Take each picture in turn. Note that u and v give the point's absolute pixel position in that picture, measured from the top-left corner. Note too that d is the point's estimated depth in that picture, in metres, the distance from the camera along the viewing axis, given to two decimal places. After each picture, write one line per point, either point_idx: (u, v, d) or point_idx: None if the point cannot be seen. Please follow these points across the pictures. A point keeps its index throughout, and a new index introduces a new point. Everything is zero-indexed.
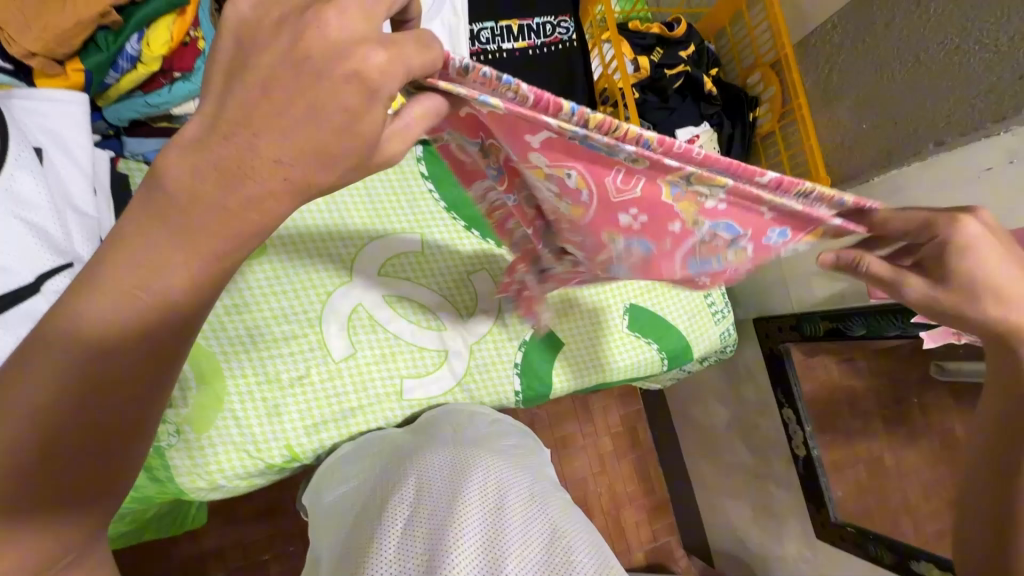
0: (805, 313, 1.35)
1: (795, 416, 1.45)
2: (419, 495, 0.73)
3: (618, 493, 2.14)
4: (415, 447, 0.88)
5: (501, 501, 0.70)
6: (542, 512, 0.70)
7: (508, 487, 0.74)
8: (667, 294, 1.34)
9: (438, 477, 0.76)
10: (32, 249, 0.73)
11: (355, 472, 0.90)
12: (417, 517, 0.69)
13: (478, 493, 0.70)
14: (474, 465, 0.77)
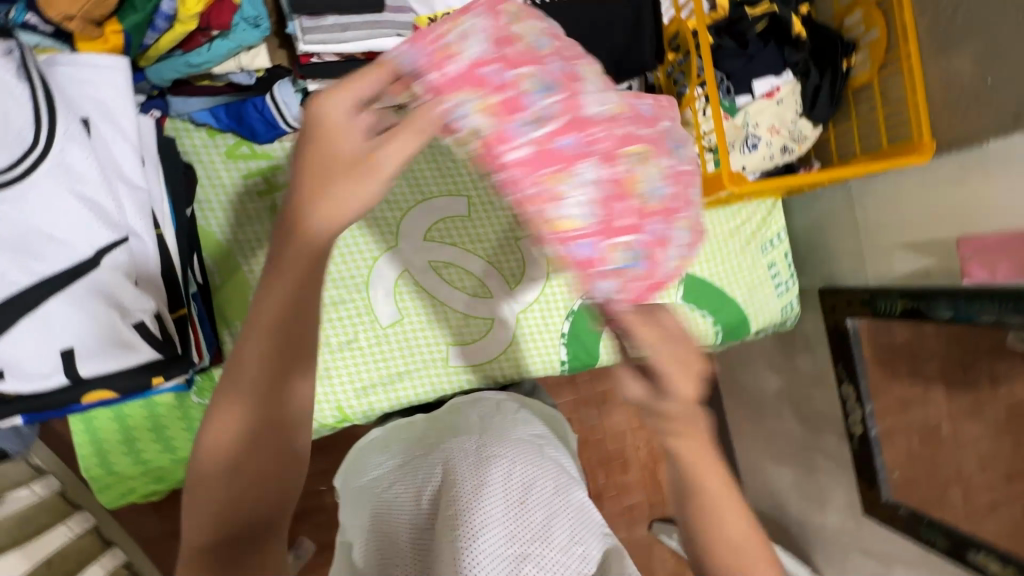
0: (880, 288, 1.23)
1: (855, 394, 1.37)
2: (445, 482, 0.76)
3: (657, 446, 2.16)
4: (445, 427, 0.90)
5: (524, 497, 0.73)
6: (564, 511, 0.74)
7: (526, 480, 0.76)
8: (726, 264, 1.25)
9: (462, 469, 0.76)
10: (86, 224, 0.74)
11: (384, 441, 0.94)
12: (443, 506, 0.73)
13: (500, 489, 0.73)
14: (501, 452, 0.78)
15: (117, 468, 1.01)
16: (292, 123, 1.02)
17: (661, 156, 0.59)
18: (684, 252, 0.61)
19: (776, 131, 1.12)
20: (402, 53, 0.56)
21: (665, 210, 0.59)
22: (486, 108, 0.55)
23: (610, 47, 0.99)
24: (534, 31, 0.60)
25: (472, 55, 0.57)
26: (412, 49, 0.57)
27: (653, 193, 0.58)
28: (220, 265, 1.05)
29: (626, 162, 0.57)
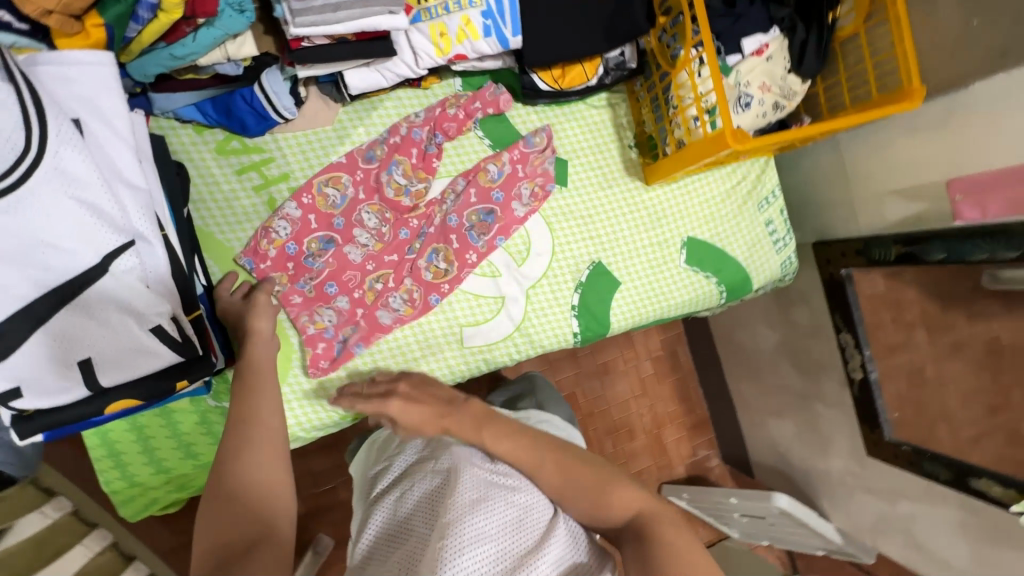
0: (874, 236, 1.27)
1: (853, 341, 1.41)
2: (435, 498, 0.72)
3: (660, 412, 2.21)
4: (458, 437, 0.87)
5: (512, 526, 0.68)
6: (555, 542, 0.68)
7: (519, 507, 0.70)
8: (726, 224, 1.27)
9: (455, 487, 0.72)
10: (91, 229, 0.71)
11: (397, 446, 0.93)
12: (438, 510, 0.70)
13: (489, 513, 0.68)
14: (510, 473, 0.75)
15: (139, 478, 1.00)
16: (283, 114, 0.99)
17: (457, 251, 1.11)
18: (404, 299, 1.09)
19: (767, 88, 1.13)
20: (330, 194, 1.06)
21: (422, 283, 1.10)
22: (374, 209, 1.08)
23: (601, 12, 0.98)
24: (368, 156, 1.08)
25: (347, 191, 1.07)
26: (328, 190, 1.06)
27: (383, 308, 1.08)
28: (222, 264, 1.02)
29: (371, 283, 1.08)
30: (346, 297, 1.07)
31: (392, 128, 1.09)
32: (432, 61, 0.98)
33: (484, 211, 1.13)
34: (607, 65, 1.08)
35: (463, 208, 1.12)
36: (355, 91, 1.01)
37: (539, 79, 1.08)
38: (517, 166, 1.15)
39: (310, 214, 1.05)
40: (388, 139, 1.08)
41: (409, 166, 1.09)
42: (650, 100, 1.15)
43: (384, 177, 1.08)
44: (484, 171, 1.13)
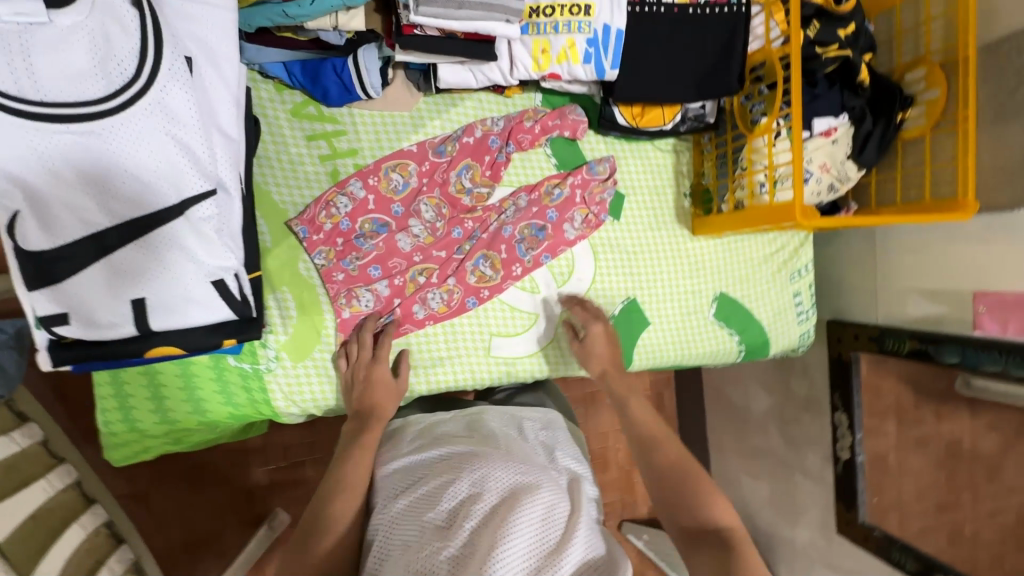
0: (889, 327, 1.32)
1: (848, 421, 1.46)
2: (461, 498, 0.73)
3: (634, 451, 2.26)
4: (473, 438, 0.89)
5: (544, 519, 0.69)
6: (585, 535, 0.70)
7: (546, 502, 0.72)
8: (756, 287, 1.30)
9: (480, 486, 0.74)
10: (179, 170, 0.69)
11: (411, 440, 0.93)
12: (461, 507, 0.71)
13: (521, 509, 0.69)
14: (529, 471, 0.77)
15: (141, 426, 0.95)
16: (368, 92, 0.99)
17: (504, 259, 1.11)
18: (443, 297, 1.08)
19: (826, 169, 1.17)
20: (394, 180, 1.05)
21: (463, 285, 1.09)
22: (432, 202, 1.07)
23: (696, 63, 1.01)
24: (439, 150, 1.08)
25: (412, 180, 1.07)
26: (393, 176, 1.05)
27: (418, 303, 1.06)
28: (272, 226, 1.01)
29: (412, 274, 1.06)
30: (387, 283, 1.05)
31: (467, 127, 1.09)
32: (526, 73, 0.99)
33: (537, 227, 1.13)
34: (686, 114, 1.11)
35: (520, 219, 1.12)
36: (443, 85, 1.01)
37: (619, 113, 1.09)
38: (578, 192, 1.15)
39: (372, 190, 1.04)
40: (462, 138, 1.08)
41: (478, 170, 1.09)
42: (716, 156, 1.18)
43: (453, 173, 1.08)
44: (545, 191, 1.14)
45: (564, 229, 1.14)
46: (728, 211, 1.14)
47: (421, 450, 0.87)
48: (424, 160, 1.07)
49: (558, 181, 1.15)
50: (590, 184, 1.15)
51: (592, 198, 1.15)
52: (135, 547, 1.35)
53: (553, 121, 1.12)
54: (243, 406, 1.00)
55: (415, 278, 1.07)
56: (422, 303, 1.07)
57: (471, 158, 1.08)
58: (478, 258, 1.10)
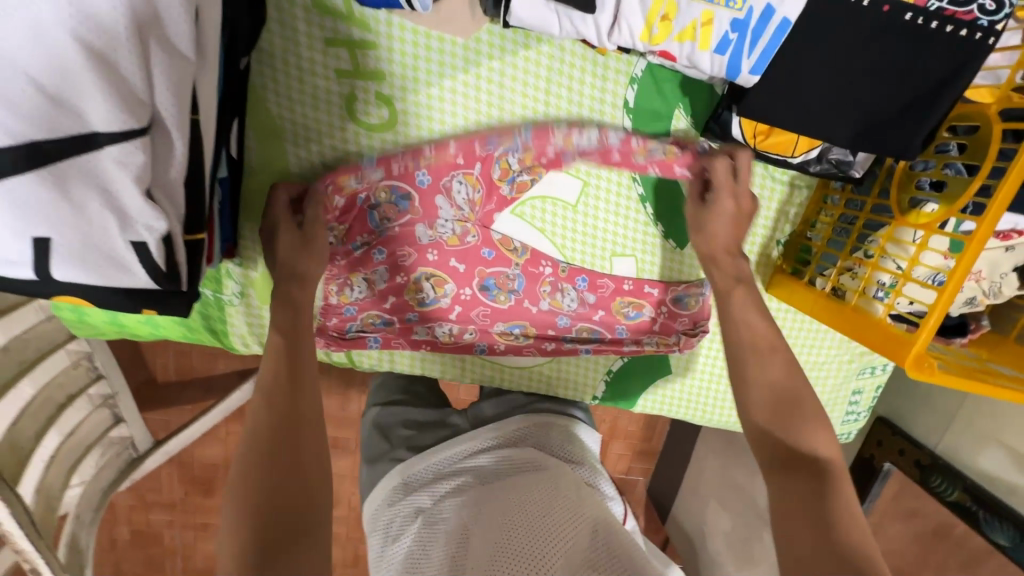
0: (946, 465, 1.11)
1: None
2: (468, 524, 0.65)
3: (620, 427, 2.25)
4: (484, 457, 0.79)
5: (545, 511, 0.64)
6: (579, 508, 0.65)
7: (555, 491, 0.68)
8: (816, 369, 1.08)
9: (487, 505, 0.67)
10: (88, 90, 0.49)
11: (417, 483, 0.78)
12: (488, 544, 0.61)
13: (532, 507, 0.65)
14: (549, 478, 0.71)
15: (89, 319, 0.88)
16: (413, 3, 0.72)
17: (541, 330, 0.98)
18: (451, 332, 0.96)
19: (979, 278, 0.88)
20: (419, 173, 0.84)
21: (478, 328, 0.96)
22: (468, 181, 0.87)
23: (874, 99, 0.68)
24: (489, 146, 0.83)
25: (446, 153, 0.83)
26: (423, 170, 0.83)
27: (414, 309, 0.94)
28: (263, 142, 0.83)
29: (418, 276, 0.92)
30: (386, 277, 0.91)
31: (540, 134, 0.83)
32: (629, 41, 0.70)
33: (596, 334, 1.00)
34: (826, 152, 0.80)
35: (580, 317, 0.98)
36: (514, 21, 0.72)
37: (737, 123, 0.80)
38: (658, 317, 1.00)
39: (397, 171, 0.83)
40: (529, 141, 0.83)
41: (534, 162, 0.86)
42: (840, 215, 0.88)
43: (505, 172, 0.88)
44: (620, 303, 0.98)
45: (623, 349, 0.99)
46: (821, 291, 0.88)
47: (426, 499, 0.74)
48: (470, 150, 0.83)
49: (639, 303, 0.98)
50: (675, 315, 0.99)
51: (675, 330, 1.00)
52: (112, 382, 1.40)
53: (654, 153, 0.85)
54: (197, 332, 0.92)
55: (418, 275, 0.92)
56: (412, 301, 0.94)
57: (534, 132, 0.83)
58: (493, 278, 0.94)
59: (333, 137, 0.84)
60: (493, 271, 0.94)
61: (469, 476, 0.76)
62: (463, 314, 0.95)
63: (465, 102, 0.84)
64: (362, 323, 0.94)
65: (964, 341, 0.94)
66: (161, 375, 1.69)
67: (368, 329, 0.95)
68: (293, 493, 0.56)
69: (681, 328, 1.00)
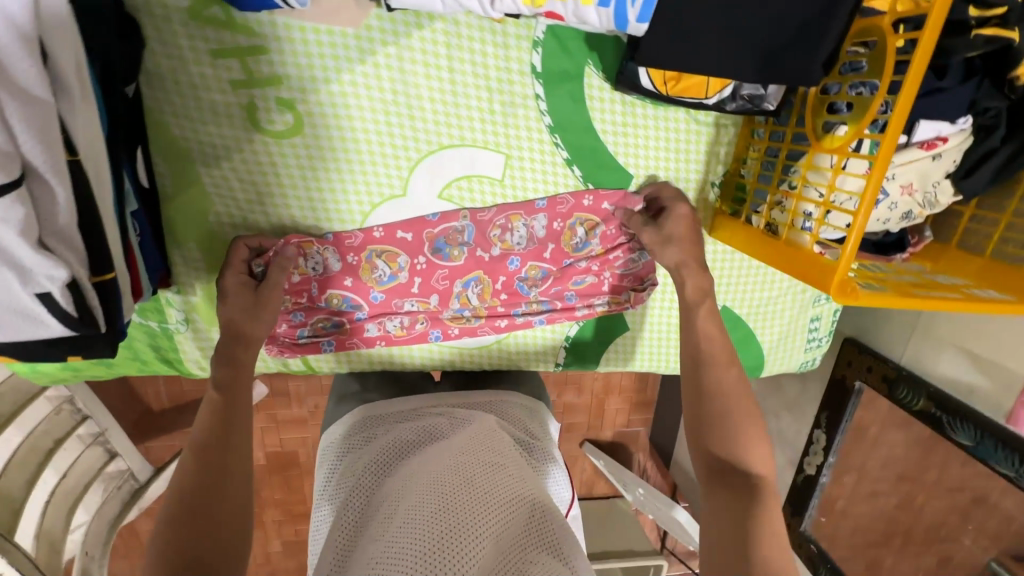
0: (912, 375, 1.13)
1: (825, 443, 1.36)
2: (415, 472, 0.72)
3: (613, 382, 2.32)
4: (440, 416, 0.85)
5: (487, 479, 0.71)
6: (519, 487, 0.72)
7: (501, 462, 0.75)
8: (770, 306, 1.09)
9: (436, 460, 0.73)
10: None
11: (372, 428, 0.86)
12: (421, 488, 0.68)
13: (473, 472, 0.71)
14: (499, 450, 0.77)
15: (42, 369, 0.89)
16: (288, 0, 0.69)
17: (491, 308, 0.99)
18: (402, 323, 0.97)
19: (911, 191, 0.87)
20: (378, 271, 0.93)
21: (429, 316, 0.97)
22: (421, 305, 0.97)
23: (769, 27, 0.66)
24: (437, 245, 0.93)
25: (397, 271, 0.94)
26: (378, 262, 0.93)
27: (376, 289, 0.94)
28: (174, 169, 0.82)
29: (368, 254, 0.92)
30: (338, 258, 0.91)
31: (484, 240, 0.94)
32: (514, 6, 0.68)
33: (544, 273, 0.98)
34: (738, 89, 0.79)
35: (530, 257, 0.96)
36: (396, 4, 0.70)
37: (644, 73, 0.79)
38: (605, 246, 0.98)
39: (350, 259, 0.92)
40: (474, 249, 0.94)
41: (488, 287, 0.97)
42: (766, 149, 0.87)
43: (451, 288, 0.96)
44: (569, 229, 0.95)
45: (575, 315, 1.01)
46: (757, 229, 0.87)
47: (377, 441, 0.82)
48: (418, 249, 0.93)
49: (593, 221, 0.95)
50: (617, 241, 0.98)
51: (623, 289, 1.02)
52: (100, 420, 1.41)
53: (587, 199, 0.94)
54: (155, 364, 0.93)
55: (372, 287, 0.94)
56: (357, 296, 0.94)
57: (467, 227, 0.93)
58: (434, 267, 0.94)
59: (242, 151, 0.83)
60: (436, 267, 0.94)
61: (422, 427, 0.83)
62: (411, 304, 0.97)
63: (370, 94, 0.82)
64: (313, 330, 0.96)
65: (907, 255, 0.94)
66: (156, 405, 1.72)
67: (320, 335, 0.96)
68: (207, 522, 0.62)
69: (628, 286, 1.01)
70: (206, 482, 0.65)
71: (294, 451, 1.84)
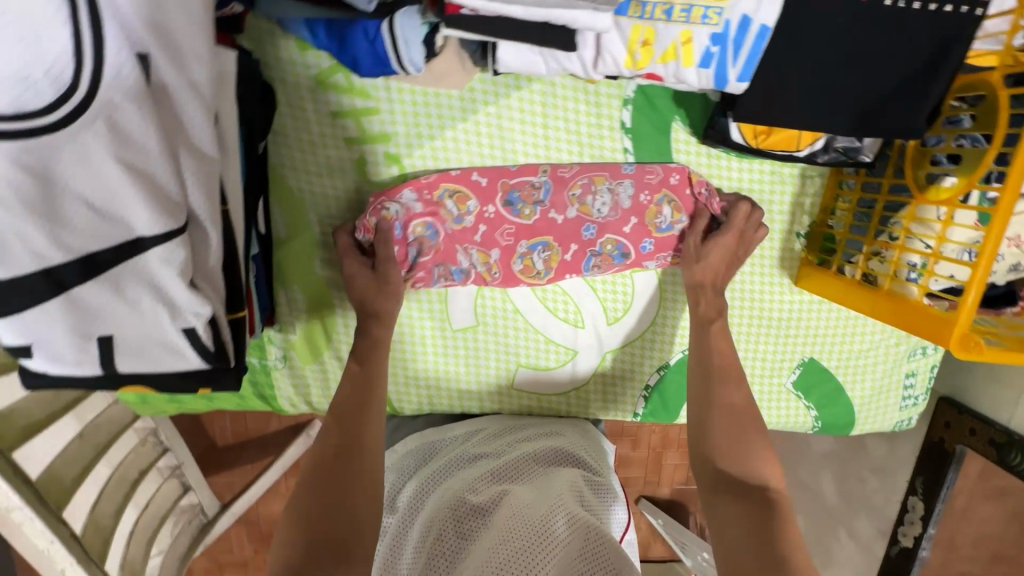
0: (1022, 440, 1.05)
1: (923, 513, 1.24)
2: (482, 513, 0.74)
3: (671, 437, 2.23)
4: (489, 458, 0.88)
5: (541, 518, 0.71)
6: (572, 522, 0.71)
7: (556, 501, 0.75)
8: (860, 359, 1.04)
9: (496, 505, 0.75)
10: (135, 204, 0.56)
11: (420, 463, 0.90)
12: (478, 540, 0.69)
13: (531, 514, 0.72)
14: (557, 489, 0.79)
15: (151, 399, 0.95)
16: (406, 67, 0.75)
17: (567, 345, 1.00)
18: None
19: (1018, 242, 0.84)
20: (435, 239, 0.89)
21: None
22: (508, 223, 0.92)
23: (864, 86, 0.68)
24: (510, 198, 0.88)
25: None
26: (449, 202, 0.87)
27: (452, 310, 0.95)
28: (288, 214, 0.89)
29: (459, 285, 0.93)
30: None
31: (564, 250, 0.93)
32: (615, 68, 0.72)
33: (622, 249, 0.92)
34: (832, 142, 0.80)
35: (608, 227, 0.91)
36: (503, 69, 0.76)
37: (736, 127, 0.81)
38: (688, 233, 0.93)
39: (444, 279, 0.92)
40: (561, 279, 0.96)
41: (556, 253, 0.92)
42: (858, 200, 0.87)
43: (515, 247, 0.91)
44: (656, 206, 0.90)
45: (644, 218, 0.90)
46: (852, 281, 0.86)
47: (423, 479, 0.85)
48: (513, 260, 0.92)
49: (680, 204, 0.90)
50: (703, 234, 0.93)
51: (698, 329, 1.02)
52: (178, 454, 1.47)
53: (676, 177, 0.90)
54: (252, 399, 0.98)
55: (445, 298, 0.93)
56: None
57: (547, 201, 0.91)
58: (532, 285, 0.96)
59: (351, 202, 0.89)
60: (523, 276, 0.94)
61: (464, 471, 0.85)
62: None
63: (470, 149, 0.88)
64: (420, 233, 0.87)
65: (1015, 309, 0.90)
66: (219, 441, 1.77)
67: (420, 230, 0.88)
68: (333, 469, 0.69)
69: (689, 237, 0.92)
70: (327, 473, 0.68)
71: None
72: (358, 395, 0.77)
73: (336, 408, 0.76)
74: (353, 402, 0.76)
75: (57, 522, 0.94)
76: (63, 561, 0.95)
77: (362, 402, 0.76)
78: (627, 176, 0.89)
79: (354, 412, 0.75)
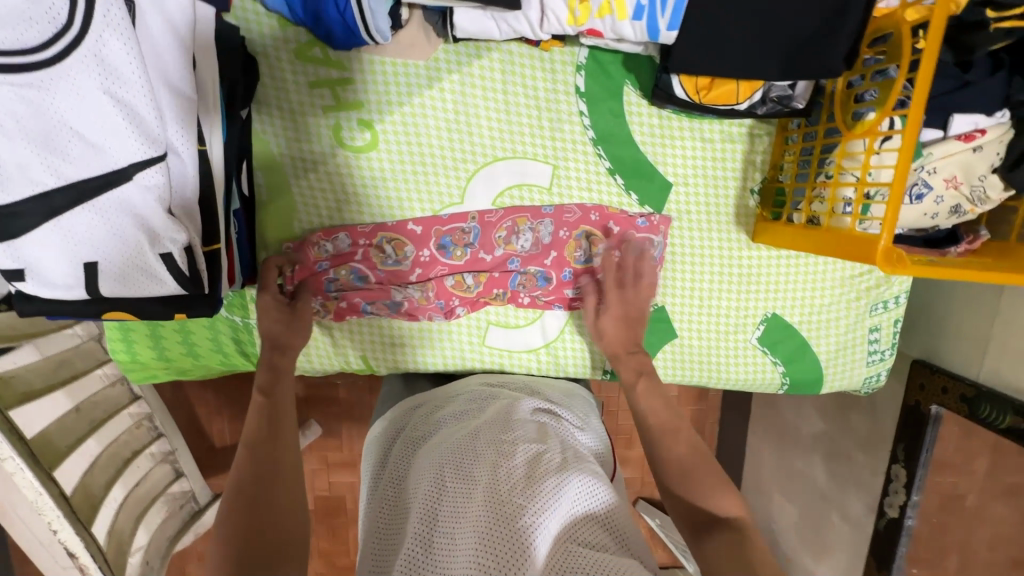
0: (989, 391, 1.06)
1: (906, 480, 1.23)
2: (466, 463, 0.73)
3: None
4: (473, 411, 0.88)
5: (532, 471, 0.71)
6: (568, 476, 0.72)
7: (545, 454, 0.76)
8: (823, 313, 1.07)
9: (482, 455, 0.74)
10: (120, 131, 0.63)
11: (403, 428, 0.90)
12: (462, 490, 0.69)
13: (521, 468, 0.72)
14: (541, 440, 0.80)
15: (139, 357, 1.00)
16: (374, 37, 0.83)
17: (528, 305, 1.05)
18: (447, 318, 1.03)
19: (956, 184, 0.88)
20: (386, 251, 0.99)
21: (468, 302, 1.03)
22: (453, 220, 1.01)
23: (783, 30, 0.75)
24: (443, 241, 1.00)
25: (435, 286, 1.01)
26: (388, 248, 0.99)
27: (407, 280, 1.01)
28: (271, 181, 0.96)
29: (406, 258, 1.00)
30: (389, 266, 1.00)
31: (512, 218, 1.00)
32: (560, 27, 0.80)
33: (543, 275, 1.02)
34: (768, 92, 0.85)
35: (531, 259, 1.02)
36: (461, 34, 0.84)
37: (678, 83, 0.87)
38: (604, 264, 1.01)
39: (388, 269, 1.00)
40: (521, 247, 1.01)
41: (483, 274, 1.02)
42: (800, 150, 0.92)
43: (454, 273, 1.01)
44: (575, 240, 1.01)
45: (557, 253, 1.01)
46: (799, 224, 0.90)
47: (407, 444, 0.85)
48: (468, 265, 1.01)
49: (598, 237, 1.01)
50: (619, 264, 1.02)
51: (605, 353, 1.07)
52: (172, 439, 1.49)
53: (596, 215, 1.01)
54: (235, 358, 1.03)
55: (404, 265, 1.00)
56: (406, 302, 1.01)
57: (509, 161, 0.98)
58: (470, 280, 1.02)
59: (327, 167, 0.96)
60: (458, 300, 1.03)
61: (449, 428, 0.84)
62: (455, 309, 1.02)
63: (438, 115, 0.95)
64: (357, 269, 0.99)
65: (961, 250, 0.93)
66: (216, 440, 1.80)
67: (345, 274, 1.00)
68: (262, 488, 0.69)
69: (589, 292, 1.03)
70: (253, 493, 0.69)
71: (341, 496, 1.84)
72: (275, 419, 0.79)
73: (252, 431, 0.77)
74: (272, 426, 0.78)
75: (47, 477, 0.98)
76: (51, 514, 0.98)
77: (278, 420, 0.79)
78: (547, 216, 1.00)
79: (275, 435, 0.77)
